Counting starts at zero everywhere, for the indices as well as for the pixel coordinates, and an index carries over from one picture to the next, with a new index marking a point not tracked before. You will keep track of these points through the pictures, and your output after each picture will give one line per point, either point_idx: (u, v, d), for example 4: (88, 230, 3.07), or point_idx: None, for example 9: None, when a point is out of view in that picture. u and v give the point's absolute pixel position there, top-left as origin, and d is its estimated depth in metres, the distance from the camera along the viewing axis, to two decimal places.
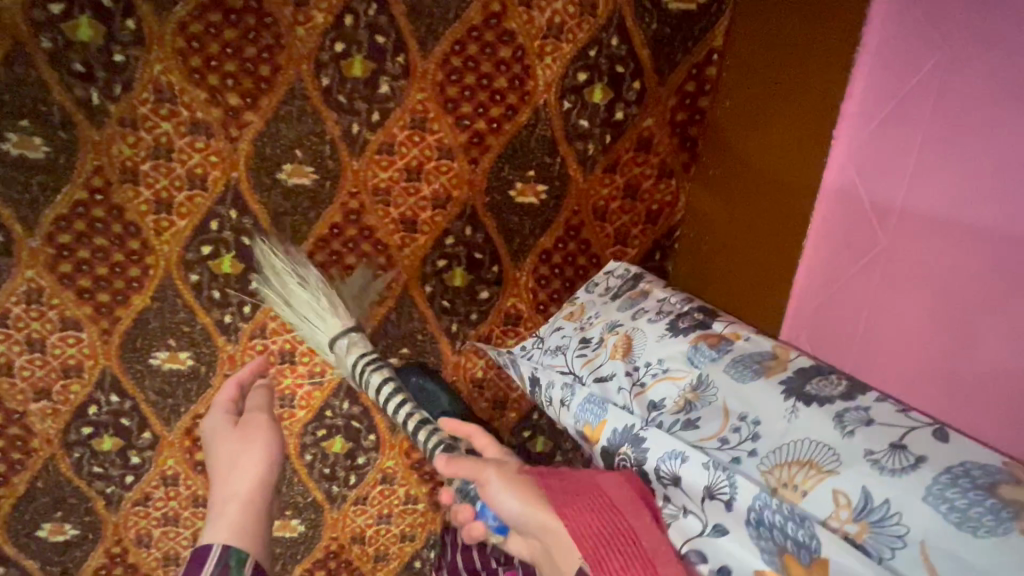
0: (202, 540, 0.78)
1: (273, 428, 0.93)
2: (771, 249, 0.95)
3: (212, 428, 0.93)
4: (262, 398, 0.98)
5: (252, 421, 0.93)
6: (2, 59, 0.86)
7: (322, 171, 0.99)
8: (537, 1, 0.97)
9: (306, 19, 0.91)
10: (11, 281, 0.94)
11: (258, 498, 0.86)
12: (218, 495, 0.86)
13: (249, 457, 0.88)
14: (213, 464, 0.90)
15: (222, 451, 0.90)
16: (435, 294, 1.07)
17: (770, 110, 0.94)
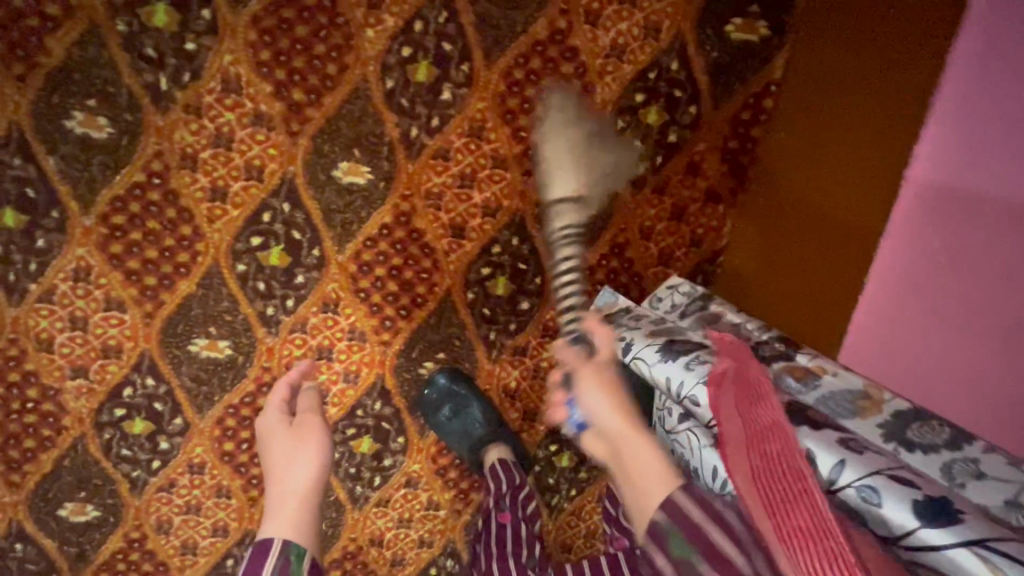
0: (263, 533, 0.77)
1: (324, 431, 0.90)
2: (828, 258, 0.90)
3: (266, 429, 0.92)
4: (311, 400, 0.97)
5: (306, 424, 0.91)
6: (78, 39, 0.87)
7: (377, 171, 0.99)
8: (603, 20, 0.98)
9: (376, 22, 0.93)
10: (62, 258, 0.95)
11: (314, 497, 0.83)
12: (275, 490, 0.83)
13: (301, 459, 0.85)
14: (268, 464, 0.88)
15: (278, 454, 0.87)
16: (476, 301, 1.08)
17: (824, 144, 0.92)
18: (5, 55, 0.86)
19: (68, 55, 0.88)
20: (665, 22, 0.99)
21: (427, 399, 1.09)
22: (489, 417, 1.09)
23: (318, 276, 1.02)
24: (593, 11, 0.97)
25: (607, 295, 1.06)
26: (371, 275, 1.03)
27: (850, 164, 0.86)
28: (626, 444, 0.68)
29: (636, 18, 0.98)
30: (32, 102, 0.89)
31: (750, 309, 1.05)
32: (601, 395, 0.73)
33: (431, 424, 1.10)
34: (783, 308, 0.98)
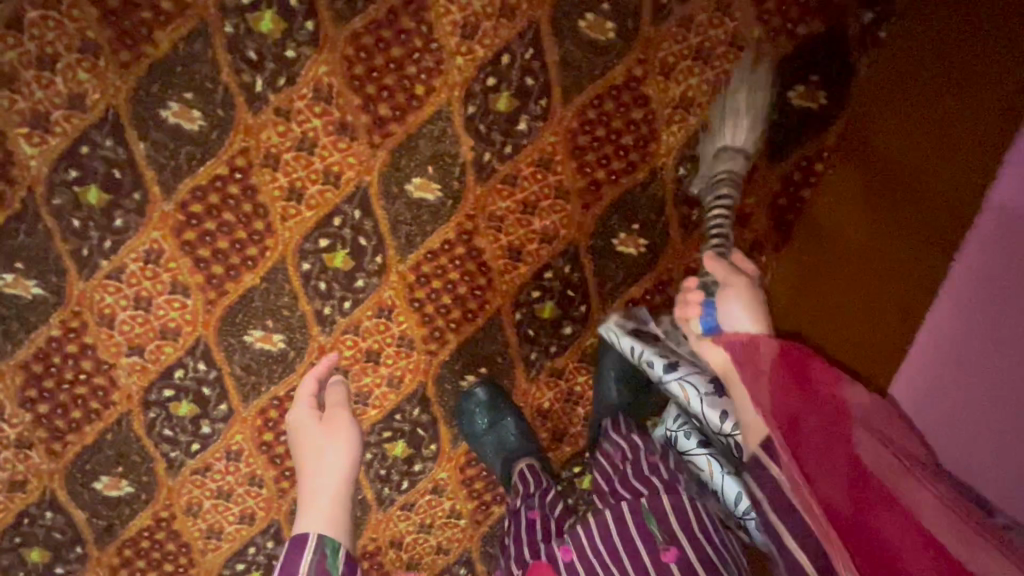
0: (297, 527, 0.81)
1: (353, 424, 0.98)
2: (899, 264, 0.99)
3: (297, 422, 0.99)
4: (340, 395, 1.03)
5: (335, 417, 0.98)
6: (186, 35, 0.91)
7: (448, 190, 1.03)
8: (677, 73, 1.03)
9: (467, 51, 0.98)
10: (136, 239, 0.98)
11: (347, 489, 0.90)
12: (307, 487, 0.89)
13: (331, 452, 0.93)
14: (299, 455, 0.96)
15: (309, 445, 0.95)
16: (523, 321, 1.12)
17: (893, 194, 1.01)
18: (115, 41, 0.90)
19: (174, 49, 0.91)
20: (733, 81, 1.05)
21: (464, 409, 1.13)
22: (522, 430, 1.13)
23: (377, 282, 1.06)
24: (669, 63, 1.03)
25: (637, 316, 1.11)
26: (428, 286, 1.07)
27: (922, 182, 0.98)
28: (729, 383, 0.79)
29: (707, 74, 1.04)
30: (132, 88, 0.92)
31: (791, 336, 1.06)
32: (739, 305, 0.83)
33: (465, 435, 1.13)
34: (840, 334, 1.01)
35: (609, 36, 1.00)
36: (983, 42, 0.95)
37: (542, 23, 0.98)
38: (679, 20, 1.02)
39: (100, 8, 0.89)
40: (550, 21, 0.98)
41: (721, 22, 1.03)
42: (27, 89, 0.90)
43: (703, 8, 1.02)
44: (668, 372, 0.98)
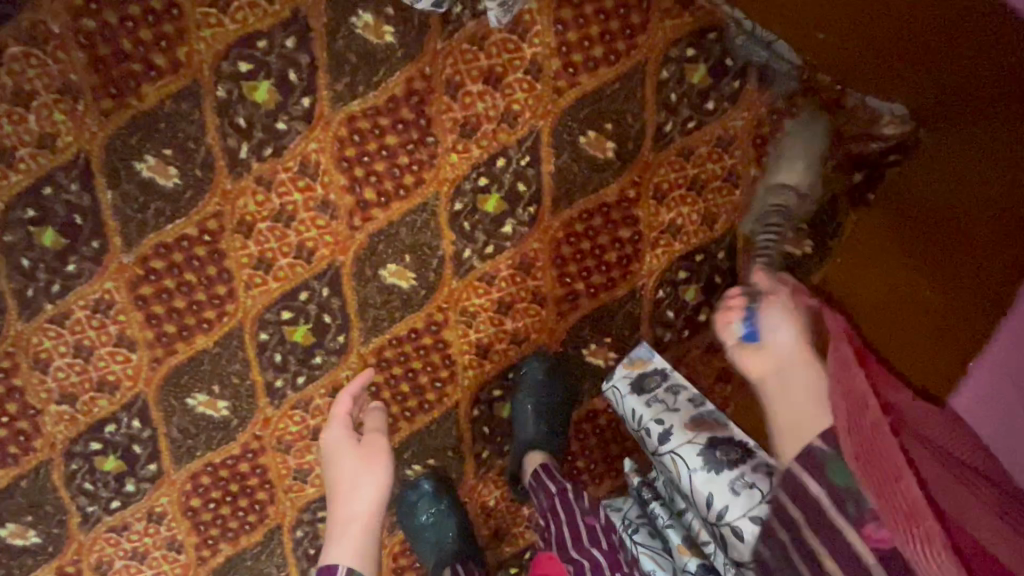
0: (327, 558, 0.84)
1: (387, 453, 0.94)
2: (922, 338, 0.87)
3: (333, 445, 0.95)
4: (377, 420, 0.99)
5: (374, 443, 0.95)
6: (175, 93, 0.88)
7: (423, 280, 1.01)
8: (669, 200, 1.03)
9: (463, 149, 0.96)
10: (87, 286, 0.93)
11: (376, 522, 0.90)
12: (339, 515, 0.90)
13: (364, 484, 0.91)
14: (332, 478, 0.94)
15: (345, 472, 0.92)
16: (480, 417, 1.09)
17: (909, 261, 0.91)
18: (98, 88, 0.86)
19: (159, 104, 0.88)
20: (722, 215, 1.05)
21: (407, 500, 1.07)
22: (465, 536, 1.06)
23: (336, 361, 1.02)
24: (662, 189, 1.02)
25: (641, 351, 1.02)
26: (388, 371, 1.04)
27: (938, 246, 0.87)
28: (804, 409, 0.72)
29: (699, 205, 1.04)
30: (107, 136, 0.88)
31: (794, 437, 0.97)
32: (788, 324, 0.77)
33: (403, 526, 1.08)
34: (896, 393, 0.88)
35: (607, 155, 1.00)
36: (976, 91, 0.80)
37: (543, 132, 0.97)
38: (679, 149, 1.01)
39: (88, 53, 0.85)
40: (550, 131, 0.97)
41: (719, 157, 1.02)
42: None
43: (704, 141, 1.01)
44: (663, 443, 0.89)
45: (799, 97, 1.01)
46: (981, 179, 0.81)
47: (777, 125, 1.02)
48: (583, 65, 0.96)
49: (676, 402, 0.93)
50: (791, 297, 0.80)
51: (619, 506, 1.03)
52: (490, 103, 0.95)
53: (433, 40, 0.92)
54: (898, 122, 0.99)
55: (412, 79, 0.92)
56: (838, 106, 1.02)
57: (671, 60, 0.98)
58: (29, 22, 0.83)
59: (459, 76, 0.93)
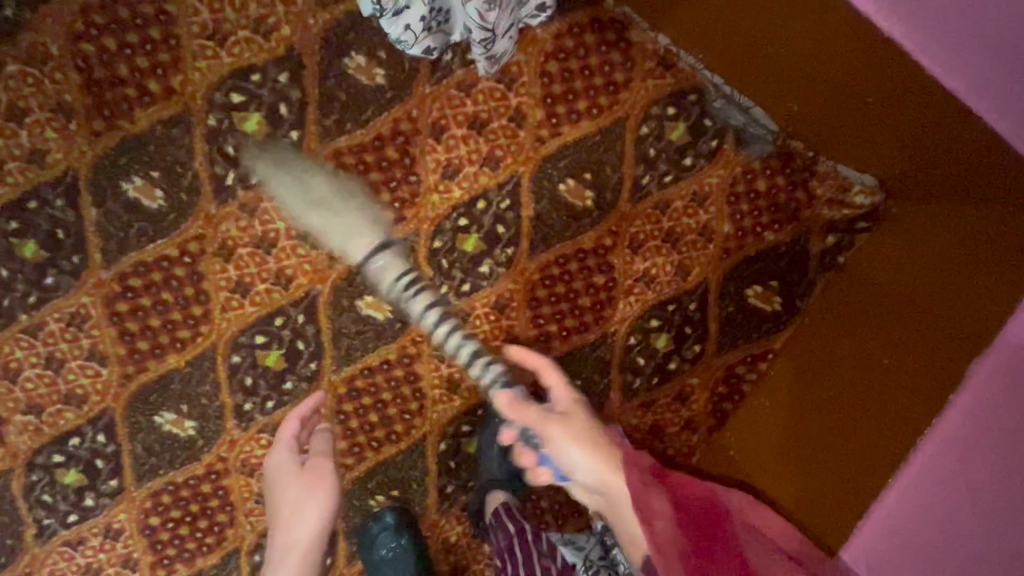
0: None
1: (332, 479, 0.97)
2: (871, 399, 0.89)
3: (277, 467, 0.98)
4: (323, 443, 1.00)
5: (317, 466, 0.97)
6: (167, 118, 0.90)
7: (397, 313, 1.02)
8: (644, 250, 1.05)
9: (445, 189, 0.98)
10: (64, 300, 0.94)
11: (316, 545, 0.96)
12: (282, 537, 0.96)
13: (305, 511, 0.95)
14: (275, 500, 0.98)
15: (289, 496, 0.96)
16: (446, 452, 1.09)
17: (868, 318, 0.95)
18: (91, 109, 0.89)
19: (150, 129, 0.90)
20: (695, 268, 1.07)
21: (368, 532, 1.07)
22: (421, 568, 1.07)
23: (306, 387, 1.03)
24: (638, 240, 1.05)
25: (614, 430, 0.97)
26: (357, 401, 1.05)
27: (900, 306, 0.91)
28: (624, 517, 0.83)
29: (673, 257, 1.06)
30: (97, 155, 0.90)
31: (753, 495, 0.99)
32: (582, 449, 0.82)
33: (363, 559, 1.08)
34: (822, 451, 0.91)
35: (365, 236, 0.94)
36: (944, 171, 0.87)
37: (523, 177, 1.00)
38: (655, 202, 1.04)
39: (84, 76, 0.87)
40: (530, 177, 1.00)
41: (695, 212, 1.05)
42: None
43: (680, 195, 1.04)
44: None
45: (773, 161, 1.04)
46: (966, 257, 0.84)
47: (751, 185, 1.05)
48: (566, 117, 0.99)
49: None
50: (586, 425, 0.85)
51: (579, 543, 0.96)
52: (473, 147, 0.98)
53: (422, 85, 0.95)
54: (868, 193, 1.04)
55: (399, 120, 0.95)
56: (810, 172, 1.05)
57: (652, 116, 1.01)
58: (29, 43, 0.86)
59: (445, 120, 0.96)
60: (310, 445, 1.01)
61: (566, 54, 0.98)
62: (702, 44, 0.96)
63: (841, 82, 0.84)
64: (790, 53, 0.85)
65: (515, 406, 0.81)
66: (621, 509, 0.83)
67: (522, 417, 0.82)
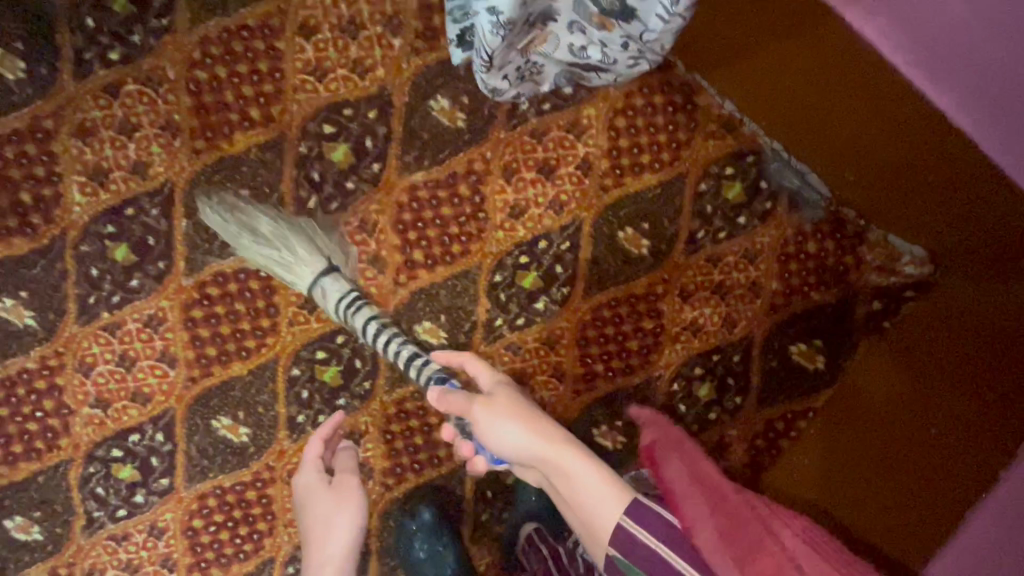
0: None
1: (360, 492, 0.98)
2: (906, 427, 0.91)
3: (304, 488, 0.98)
4: (348, 460, 1.03)
5: (345, 482, 0.98)
6: (263, 143, 0.97)
7: (453, 340, 1.06)
8: (694, 299, 1.09)
9: (510, 227, 1.04)
10: (145, 302, 1.00)
11: (350, 562, 0.95)
12: (316, 555, 0.94)
13: (340, 524, 0.95)
14: (305, 520, 0.97)
15: (318, 514, 0.96)
16: (484, 481, 1.11)
17: (915, 366, 0.97)
18: (196, 129, 0.96)
19: (246, 151, 0.97)
20: (742, 321, 1.10)
21: (404, 538, 1.09)
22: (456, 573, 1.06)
23: (358, 405, 1.07)
24: (688, 289, 1.09)
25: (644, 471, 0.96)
26: (404, 422, 1.08)
27: (943, 353, 0.93)
28: (590, 512, 0.70)
29: (721, 308, 1.10)
30: (194, 171, 0.97)
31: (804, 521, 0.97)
32: (511, 425, 0.76)
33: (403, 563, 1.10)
34: (855, 500, 0.92)
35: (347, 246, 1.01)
36: (974, 232, 0.87)
37: (585, 223, 1.05)
38: (708, 256, 1.08)
39: (193, 99, 0.95)
40: (591, 224, 1.05)
41: (745, 268, 1.09)
42: (98, 146, 0.95)
43: (732, 251, 1.09)
44: None
45: (824, 225, 1.09)
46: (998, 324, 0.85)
47: (802, 246, 1.09)
48: (629, 170, 1.05)
49: None
50: (509, 398, 0.80)
51: None
52: (541, 191, 1.04)
53: (499, 129, 1.01)
54: (917, 263, 1.08)
55: (473, 160, 1.01)
56: (860, 239, 1.09)
57: (710, 174, 1.06)
58: (148, 67, 0.94)
59: (517, 163, 1.02)
60: (334, 463, 1.03)
61: (635, 111, 1.04)
62: (764, 110, 1.01)
63: (908, 159, 0.83)
64: (853, 130, 0.87)
65: (442, 397, 0.82)
66: (569, 484, 0.72)
67: (454, 407, 0.81)
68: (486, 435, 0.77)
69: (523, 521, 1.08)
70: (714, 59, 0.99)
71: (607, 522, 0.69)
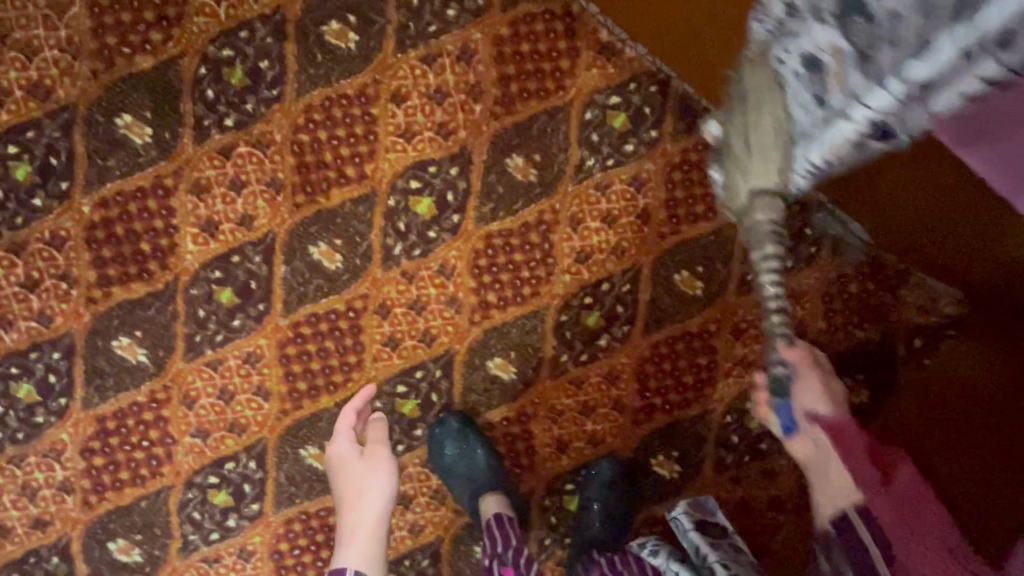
0: (339, 560, 0.94)
1: (392, 458, 1.04)
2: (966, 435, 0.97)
3: (339, 457, 1.04)
4: (378, 432, 1.08)
5: (376, 451, 1.04)
6: (356, 197, 1.08)
7: (522, 375, 1.15)
8: (744, 337, 1.17)
9: (576, 271, 1.13)
10: (245, 340, 1.09)
11: (382, 525, 0.99)
12: (349, 520, 0.98)
13: (372, 487, 1.00)
14: (340, 488, 1.02)
15: (351, 481, 1.01)
16: (548, 507, 1.18)
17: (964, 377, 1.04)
18: (297, 186, 1.07)
19: (342, 205, 1.08)
20: None
21: (436, 437, 1.13)
22: (490, 465, 1.12)
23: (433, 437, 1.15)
24: (740, 328, 1.17)
25: (707, 504, 1.12)
26: None
27: (988, 372, 1.01)
28: (824, 476, 0.89)
29: None
30: (294, 223, 1.08)
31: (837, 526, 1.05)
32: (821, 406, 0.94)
33: (433, 460, 1.14)
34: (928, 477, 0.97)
35: None
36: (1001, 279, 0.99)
37: (644, 266, 1.14)
38: (757, 297, 1.17)
39: (297, 159, 1.06)
40: (650, 267, 1.14)
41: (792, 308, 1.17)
42: (211, 201, 1.06)
43: None
44: None
45: (865, 268, 1.17)
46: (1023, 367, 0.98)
47: (845, 287, 1.17)
48: (685, 218, 1.14)
49: (741, 559, 1.02)
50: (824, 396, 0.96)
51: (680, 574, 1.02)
52: (604, 238, 1.13)
53: (567, 182, 1.11)
54: (955, 304, 1.16)
55: (544, 211, 1.11)
56: (900, 281, 1.17)
57: None
58: (259, 131, 1.05)
59: (583, 214, 1.12)
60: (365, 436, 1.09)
61: (690, 165, 1.14)
62: None
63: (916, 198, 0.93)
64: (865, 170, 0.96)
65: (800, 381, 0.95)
66: (826, 471, 0.89)
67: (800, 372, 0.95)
68: (800, 395, 0.94)
69: (587, 547, 1.12)
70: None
71: (848, 501, 0.86)
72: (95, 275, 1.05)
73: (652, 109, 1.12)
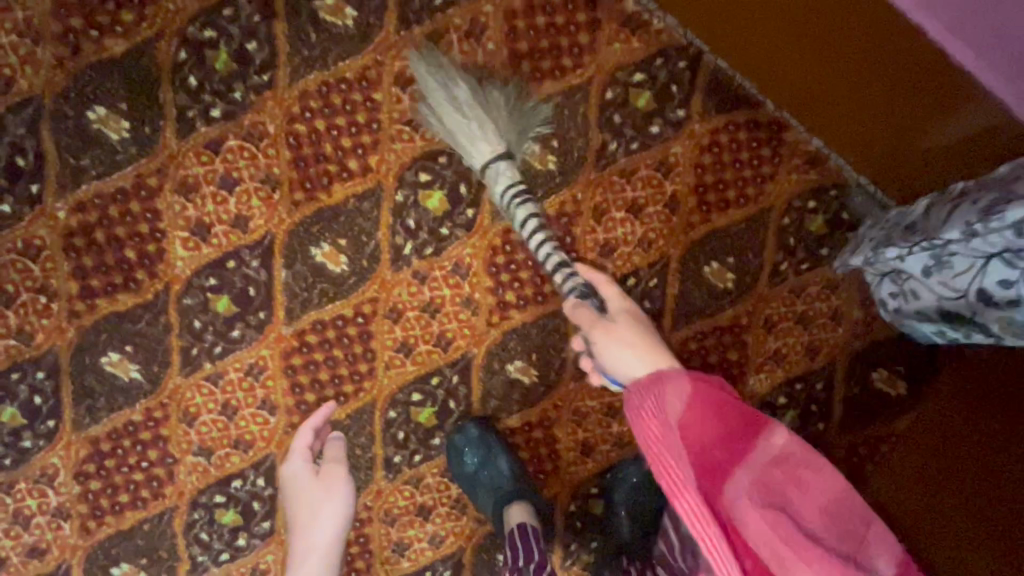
0: None
1: (348, 479, 1.01)
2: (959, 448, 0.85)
3: (292, 476, 1.01)
4: (336, 450, 1.03)
5: (330, 471, 1.00)
6: (361, 192, 0.99)
7: (544, 377, 1.08)
8: (778, 330, 1.10)
9: (600, 266, 1.05)
10: (246, 351, 1.01)
11: (337, 545, 0.99)
12: (303, 540, 0.98)
13: (325, 510, 0.98)
14: (294, 507, 1.00)
15: (305, 502, 0.99)
16: (574, 511, 1.13)
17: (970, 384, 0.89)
18: (295, 182, 0.97)
19: (345, 202, 0.99)
20: (824, 350, 1.12)
21: (456, 444, 1.06)
22: (514, 473, 1.05)
23: None
24: (773, 320, 1.10)
25: None
26: None
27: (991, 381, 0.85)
28: None
29: (804, 337, 1.11)
30: (293, 222, 0.98)
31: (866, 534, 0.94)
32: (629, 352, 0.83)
33: (453, 468, 1.07)
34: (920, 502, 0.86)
35: None
36: None
37: (672, 258, 1.07)
38: (791, 287, 1.10)
39: (293, 152, 0.97)
40: (678, 260, 1.07)
41: (827, 297, 1.11)
42: (200, 201, 0.96)
43: (815, 281, 1.10)
44: None
45: None
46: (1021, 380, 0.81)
47: None
48: (715, 205, 1.06)
49: None
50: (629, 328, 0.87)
51: None
52: (630, 230, 1.05)
53: (589, 170, 1.03)
54: None
55: (564, 202, 1.03)
56: None
57: (795, 208, 1.08)
58: (249, 122, 0.95)
59: (607, 204, 1.04)
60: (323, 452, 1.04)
61: (720, 147, 1.05)
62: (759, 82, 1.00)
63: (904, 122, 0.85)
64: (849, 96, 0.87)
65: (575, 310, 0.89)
66: None
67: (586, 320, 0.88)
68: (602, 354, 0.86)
69: (617, 554, 1.06)
70: (763, 69, 0.97)
71: None
72: (77, 286, 0.96)
73: (679, 88, 1.03)
